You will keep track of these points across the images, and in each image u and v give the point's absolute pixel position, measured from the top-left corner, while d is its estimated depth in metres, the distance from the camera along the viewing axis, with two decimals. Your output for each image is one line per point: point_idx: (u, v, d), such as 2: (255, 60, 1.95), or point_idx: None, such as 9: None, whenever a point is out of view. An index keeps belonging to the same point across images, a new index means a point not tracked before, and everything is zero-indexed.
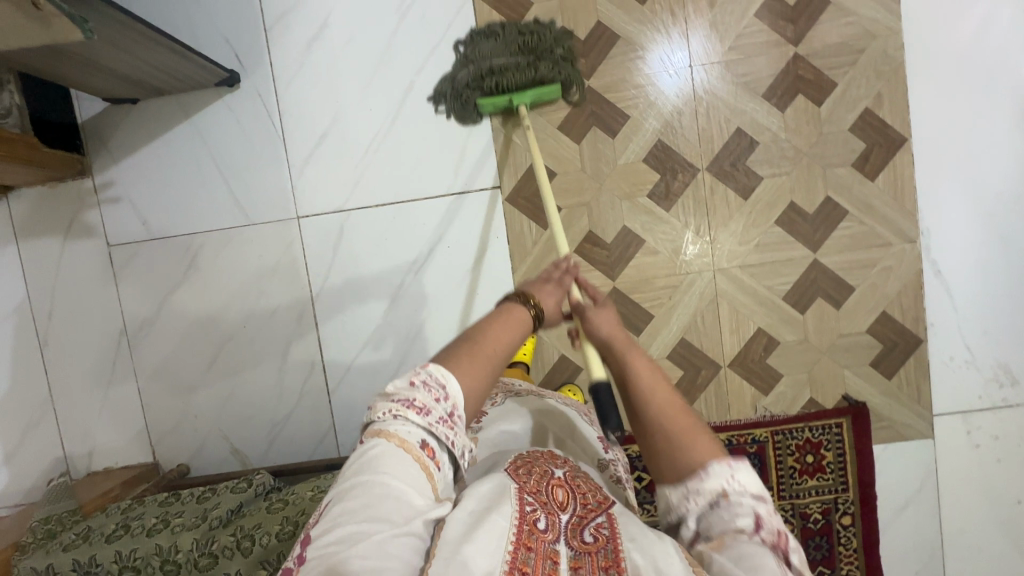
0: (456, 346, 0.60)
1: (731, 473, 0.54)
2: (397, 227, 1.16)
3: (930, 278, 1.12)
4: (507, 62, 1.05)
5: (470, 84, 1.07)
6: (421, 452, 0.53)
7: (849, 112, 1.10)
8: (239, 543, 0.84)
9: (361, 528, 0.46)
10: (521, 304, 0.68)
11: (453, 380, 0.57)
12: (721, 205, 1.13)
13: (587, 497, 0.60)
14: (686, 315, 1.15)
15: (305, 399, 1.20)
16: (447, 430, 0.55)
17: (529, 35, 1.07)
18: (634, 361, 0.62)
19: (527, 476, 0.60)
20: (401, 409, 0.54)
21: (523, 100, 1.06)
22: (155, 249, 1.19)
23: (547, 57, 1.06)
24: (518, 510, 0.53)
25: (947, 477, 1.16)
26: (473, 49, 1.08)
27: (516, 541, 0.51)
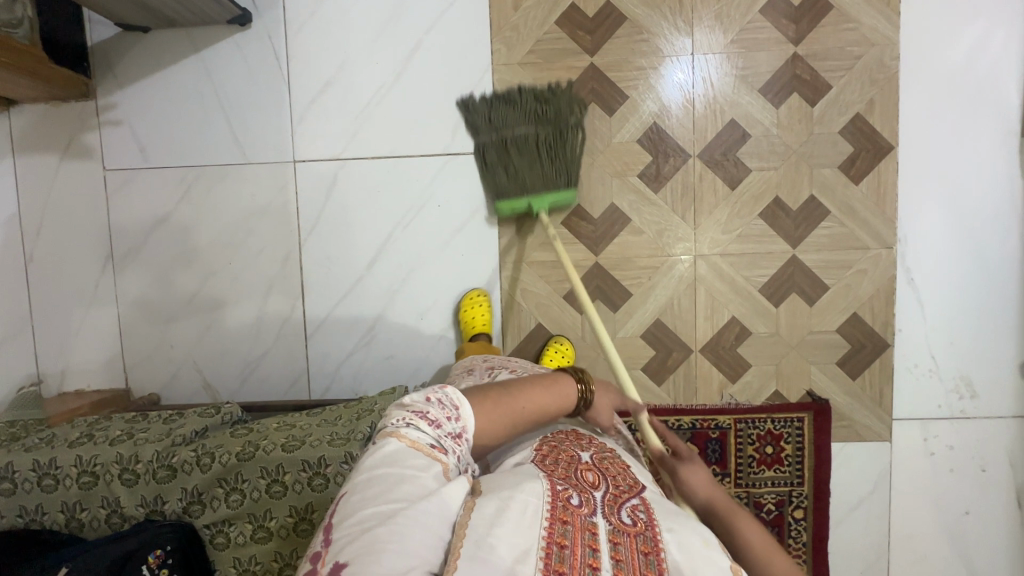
0: (487, 389, 0.71)
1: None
2: (391, 181, 1.18)
3: (902, 285, 1.15)
4: (526, 136, 1.12)
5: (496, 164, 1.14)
6: (432, 451, 0.59)
7: (840, 115, 1.13)
8: (199, 459, 0.85)
9: (381, 510, 0.49)
10: (570, 378, 0.79)
11: (466, 405, 0.67)
12: (708, 193, 1.15)
13: (618, 481, 0.66)
14: (663, 297, 1.17)
15: (281, 341, 1.22)
16: (453, 443, 0.62)
17: (547, 106, 1.12)
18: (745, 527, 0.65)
19: (558, 464, 0.66)
20: (413, 417, 0.61)
21: (542, 205, 1.11)
22: (150, 177, 1.20)
23: (561, 131, 1.12)
24: (551, 489, 0.58)
25: (900, 482, 1.18)
26: (495, 117, 1.13)
27: (551, 516, 0.55)
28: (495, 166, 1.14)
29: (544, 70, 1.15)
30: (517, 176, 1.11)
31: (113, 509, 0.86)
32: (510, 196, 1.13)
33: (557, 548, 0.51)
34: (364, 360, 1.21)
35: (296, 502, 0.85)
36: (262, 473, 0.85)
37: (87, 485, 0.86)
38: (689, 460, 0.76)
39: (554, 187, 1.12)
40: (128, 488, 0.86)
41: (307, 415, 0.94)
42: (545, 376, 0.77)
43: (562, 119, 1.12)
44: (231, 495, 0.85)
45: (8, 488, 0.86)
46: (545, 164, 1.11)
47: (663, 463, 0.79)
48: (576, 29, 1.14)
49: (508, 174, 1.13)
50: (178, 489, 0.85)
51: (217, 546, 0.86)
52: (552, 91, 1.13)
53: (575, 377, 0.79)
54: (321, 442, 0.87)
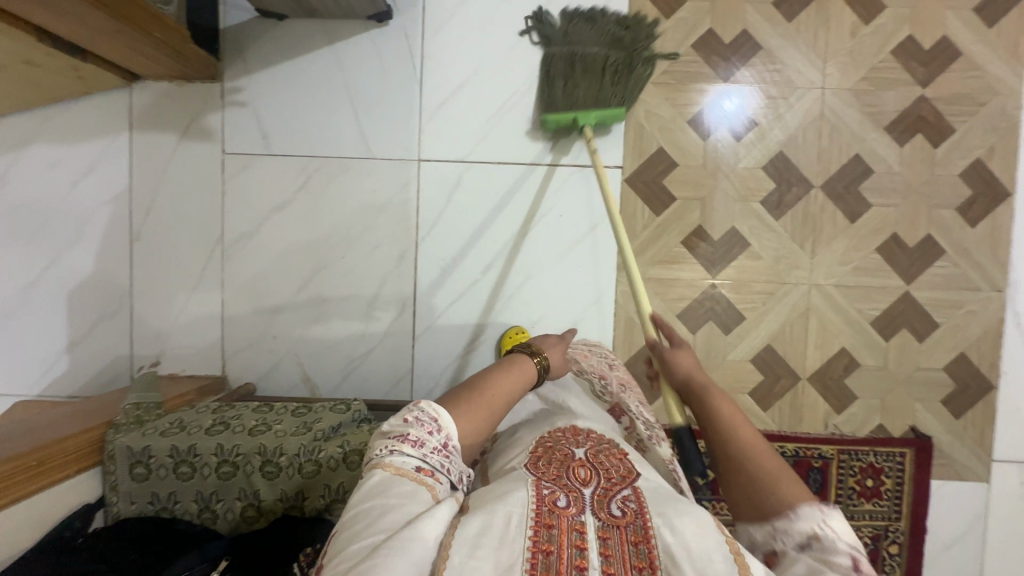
0: (458, 393, 0.73)
1: (823, 518, 0.58)
2: (515, 186, 1.18)
3: (1010, 329, 1.17)
4: (595, 57, 1.09)
5: (556, 66, 1.11)
6: (417, 474, 0.60)
7: (961, 159, 1.16)
8: (346, 456, 0.83)
9: (366, 545, 0.51)
10: (527, 359, 0.84)
11: (446, 415, 0.68)
12: (828, 224, 1.17)
13: (610, 473, 0.69)
14: (776, 324, 1.18)
15: (387, 339, 1.20)
16: (440, 459, 0.63)
17: (626, 33, 1.09)
18: (719, 398, 0.76)
19: (549, 466, 0.69)
20: (396, 443, 0.62)
21: (589, 120, 1.10)
22: (270, 164, 1.19)
23: (630, 68, 1.10)
24: (535, 495, 0.60)
25: (996, 523, 1.19)
26: (572, 31, 1.10)
27: (536, 522, 0.57)
28: (553, 80, 1.12)
29: (676, 91, 1.16)
30: (575, 92, 1.10)
31: (250, 501, 0.83)
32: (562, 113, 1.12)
33: (544, 554, 0.53)
34: (470, 365, 1.20)
35: None
36: None
37: (226, 475, 0.83)
38: (677, 347, 0.86)
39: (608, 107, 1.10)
40: (268, 481, 0.83)
41: None
42: (508, 365, 0.81)
43: (635, 50, 1.10)
44: None
45: (142, 473, 0.83)
46: (606, 93, 1.09)
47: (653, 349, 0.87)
48: (711, 54, 1.16)
49: (565, 86, 1.11)
50: (321, 486, 0.83)
51: None
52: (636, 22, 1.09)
53: (530, 356, 0.85)
54: None
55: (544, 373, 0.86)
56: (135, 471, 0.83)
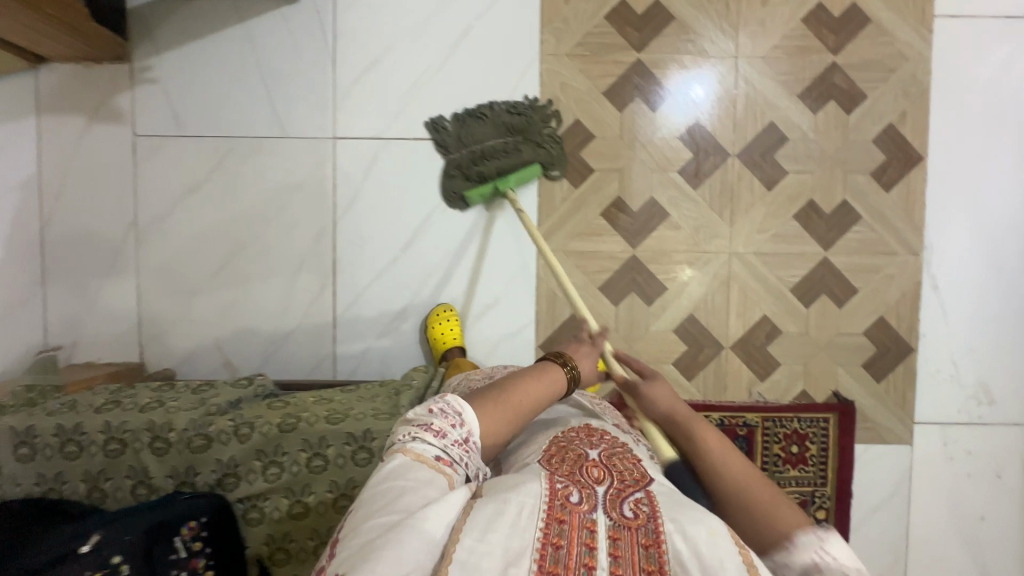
0: (486, 392, 0.67)
1: (821, 544, 0.53)
2: (432, 162, 1.17)
3: (927, 292, 1.18)
4: (494, 146, 1.13)
5: (462, 163, 1.14)
6: (437, 462, 0.57)
7: (874, 124, 1.17)
8: (237, 429, 0.82)
9: (378, 528, 0.49)
10: (559, 365, 0.76)
11: (469, 410, 0.64)
12: (745, 192, 1.17)
13: (625, 474, 0.62)
14: (697, 293, 1.18)
15: (308, 320, 1.19)
16: (461, 451, 0.60)
17: (520, 118, 1.14)
18: (705, 435, 0.68)
19: (562, 460, 0.63)
20: (418, 431, 0.59)
21: (508, 185, 1.12)
22: (183, 146, 1.17)
23: (534, 143, 1.13)
24: (549, 488, 0.56)
25: (919, 485, 1.20)
26: (465, 133, 1.14)
27: (547, 515, 0.53)
28: (462, 177, 1.14)
29: (591, 62, 1.16)
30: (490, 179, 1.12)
31: (139, 480, 0.81)
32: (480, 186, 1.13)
33: (552, 549, 0.50)
34: (393, 344, 1.19)
35: (337, 477, 0.81)
36: (303, 446, 0.81)
37: (114, 453, 0.81)
38: (653, 380, 0.81)
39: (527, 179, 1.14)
40: (157, 458, 0.81)
41: (345, 393, 0.91)
42: (541, 371, 0.74)
43: (531, 129, 1.14)
44: (269, 468, 0.81)
45: (27, 454, 0.81)
46: (518, 171, 1.12)
47: (627, 387, 0.82)
48: (624, 26, 1.16)
49: (475, 175, 1.12)
50: (211, 460, 0.81)
51: (249, 522, 0.82)
52: (527, 106, 1.14)
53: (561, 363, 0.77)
54: (365, 416, 0.83)
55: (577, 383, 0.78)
56: (19, 451, 0.81)
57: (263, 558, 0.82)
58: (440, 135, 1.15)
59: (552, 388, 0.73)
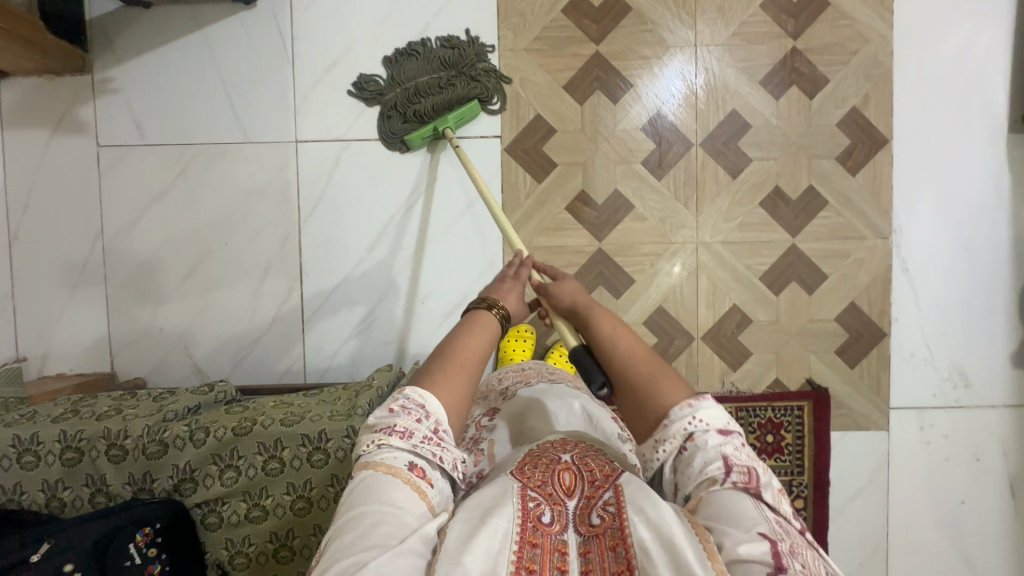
0: (432, 363, 0.60)
1: (693, 415, 0.56)
2: (396, 162, 1.17)
3: (898, 275, 1.17)
4: (426, 83, 1.13)
5: (397, 103, 1.13)
6: (410, 474, 0.52)
7: (837, 108, 1.16)
8: (192, 434, 0.81)
9: (350, 564, 0.43)
10: (489, 313, 0.67)
11: (431, 396, 0.57)
12: (710, 182, 1.17)
13: (595, 472, 0.58)
14: (666, 285, 1.18)
15: (277, 323, 1.19)
16: (433, 450, 0.55)
17: (452, 53, 1.13)
18: (599, 318, 0.67)
19: (534, 469, 0.59)
20: (382, 437, 0.54)
21: (446, 124, 1.11)
22: (146, 155, 1.17)
23: (467, 76, 1.13)
24: (521, 507, 0.51)
25: (897, 471, 1.19)
26: (397, 71, 1.13)
27: (520, 538, 0.48)
28: (396, 114, 1.13)
29: (549, 57, 1.15)
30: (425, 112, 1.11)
31: (97, 488, 0.81)
32: (419, 127, 1.13)
33: (526, 574, 0.45)
34: (362, 345, 1.19)
35: (294, 479, 0.81)
36: (259, 449, 0.81)
37: (71, 462, 0.81)
38: (561, 279, 0.77)
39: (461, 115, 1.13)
40: (114, 465, 0.81)
41: (305, 395, 0.91)
42: (470, 323, 0.65)
43: (464, 62, 1.13)
44: (225, 472, 0.81)
45: None
46: (454, 104, 1.12)
47: (539, 289, 0.78)
48: (581, 19, 1.15)
49: (413, 114, 1.12)
50: (167, 466, 0.81)
51: (208, 527, 0.81)
52: (458, 41, 1.13)
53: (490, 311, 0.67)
54: (321, 417, 0.83)
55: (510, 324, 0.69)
56: None
57: (223, 562, 0.82)
58: (369, 80, 1.14)
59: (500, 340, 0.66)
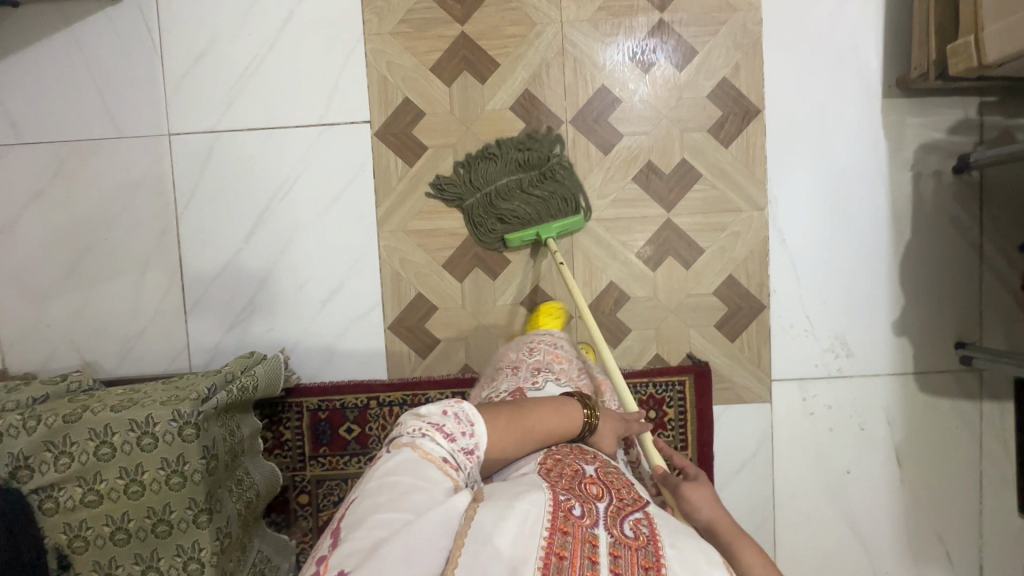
0: (499, 407, 0.69)
1: None
2: (269, 150, 1.17)
3: (775, 246, 1.16)
4: (512, 188, 1.13)
5: (481, 207, 1.14)
6: (445, 465, 0.57)
7: (707, 80, 1.14)
8: (24, 422, 0.83)
9: (390, 520, 0.48)
10: (578, 400, 0.76)
11: (480, 423, 0.64)
12: (582, 159, 1.16)
13: (622, 495, 0.61)
14: (542, 264, 1.18)
15: (161, 315, 1.20)
16: (465, 459, 0.60)
17: (531, 156, 1.14)
18: (746, 557, 0.56)
19: (560, 476, 0.61)
20: (429, 429, 0.59)
21: (549, 233, 1.12)
22: (23, 152, 1.18)
23: (545, 174, 1.13)
24: (552, 498, 0.54)
25: (783, 443, 1.18)
26: (477, 174, 1.15)
27: (551, 526, 0.50)
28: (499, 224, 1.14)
29: (416, 39, 1.15)
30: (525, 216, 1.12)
31: None
32: (521, 229, 1.13)
33: (556, 560, 0.46)
34: (246, 334, 1.20)
35: (126, 463, 0.82)
36: (91, 435, 0.82)
37: None
38: (693, 480, 0.69)
39: (565, 213, 1.13)
40: None
41: (153, 382, 0.93)
42: (560, 400, 0.75)
43: (543, 160, 1.14)
44: (60, 459, 0.82)
45: None
46: (555, 203, 1.12)
47: (667, 484, 0.71)
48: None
49: (510, 215, 1.13)
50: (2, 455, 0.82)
51: (46, 512, 0.83)
52: (532, 138, 1.15)
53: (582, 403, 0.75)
54: (152, 402, 0.84)
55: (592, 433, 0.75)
56: None
57: (63, 546, 0.84)
58: (448, 187, 1.16)
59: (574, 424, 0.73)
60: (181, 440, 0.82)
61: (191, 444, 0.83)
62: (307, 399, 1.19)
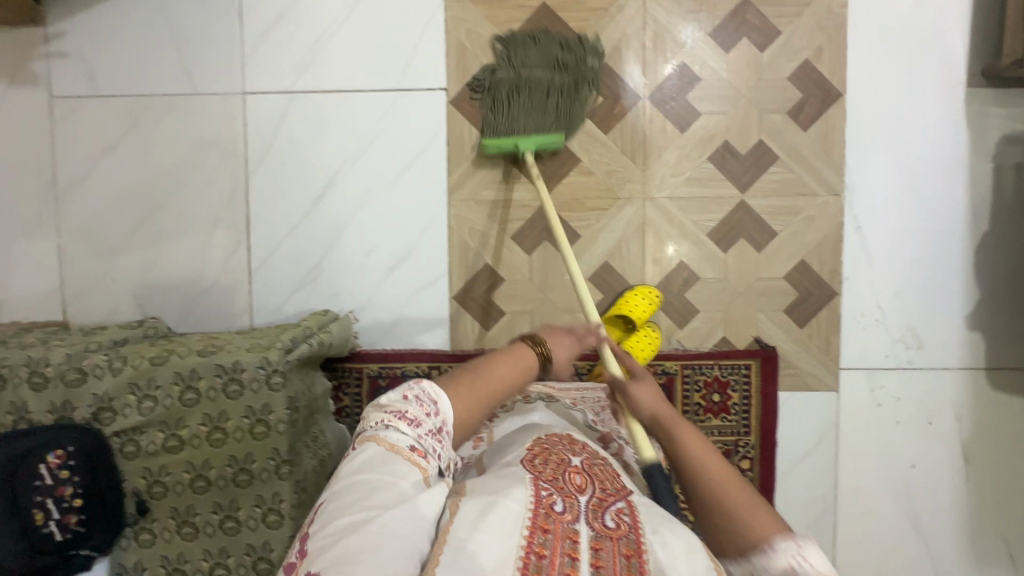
0: (458, 376, 0.78)
1: (795, 549, 0.60)
2: (343, 115, 1.17)
3: (850, 233, 1.15)
4: (541, 82, 1.12)
5: (501, 87, 1.13)
6: (411, 453, 0.66)
7: (789, 61, 1.13)
8: (111, 362, 0.82)
9: (357, 515, 0.56)
10: (527, 347, 0.87)
11: (444, 398, 0.73)
12: (657, 136, 1.15)
13: (604, 485, 0.70)
14: (612, 240, 1.16)
15: (226, 276, 1.19)
16: (432, 441, 0.69)
17: (570, 57, 1.13)
18: (685, 439, 0.74)
19: (546, 464, 0.70)
20: (393, 419, 0.68)
21: (528, 146, 1.10)
22: (98, 106, 1.18)
23: (571, 90, 1.13)
24: (535, 496, 0.63)
25: (848, 434, 1.17)
26: (515, 56, 1.13)
27: (532, 525, 0.60)
28: (501, 100, 1.13)
29: (496, 9, 1.14)
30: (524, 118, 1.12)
31: (20, 415, 0.82)
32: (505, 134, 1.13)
33: (535, 557, 0.56)
34: (309, 297, 1.19)
35: (210, 410, 0.82)
36: (176, 379, 0.82)
37: None
38: (639, 383, 0.87)
39: (546, 131, 1.13)
40: (36, 393, 0.82)
41: (232, 332, 0.92)
42: (510, 352, 0.85)
43: (581, 73, 1.13)
44: (144, 402, 0.82)
45: None
46: (545, 116, 1.13)
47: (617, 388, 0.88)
48: None
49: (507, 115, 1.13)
50: (87, 395, 0.81)
51: (126, 456, 0.82)
52: (579, 44, 1.13)
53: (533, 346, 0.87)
54: (238, 349, 0.84)
55: (547, 363, 0.88)
56: None
57: (141, 491, 0.83)
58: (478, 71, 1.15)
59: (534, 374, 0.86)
60: (269, 388, 0.82)
61: (278, 392, 0.82)
62: (368, 366, 1.18)
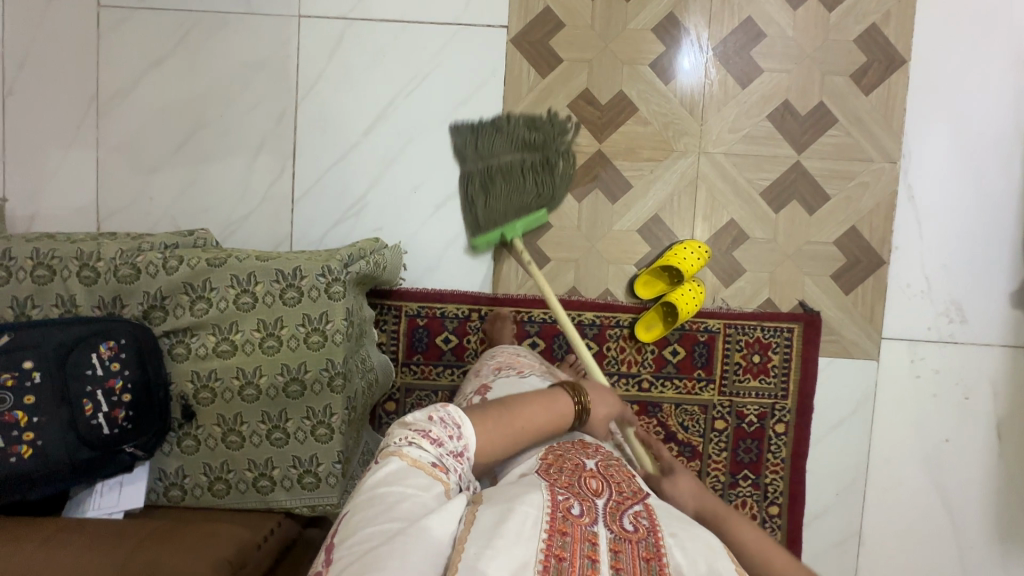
0: (487, 408, 0.66)
1: None
2: (400, 46, 1.14)
3: (903, 203, 1.14)
4: (512, 165, 1.08)
5: (474, 179, 1.10)
6: (434, 469, 0.54)
7: (857, 23, 1.12)
8: (165, 261, 0.80)
9: (379, 530, 0.47)
10: (566, 395, 0.73)
11: (469, 424, 0.62)
12: (717, 92, 1.14)
13: (621, 488, 0.63)
14: (663, 194, 1.15)
15: (268, 202, 1.17)
16: (455, 463, 0.57)
17: (537, 133, 1.10)
18: (737, 526, 0.67)
19: (560, 471, 0.63)
20: (414, 435, 0.56)
21: (514, 231, 1.09)
22: (148, 19, 1.15)
23: (549, 162, 1.10)
24: (551, 500, 0.54)
25: (885, 404, 1.16)
26: (482, 145, 1.09)
27: (550, 527, 0.51)
28: (474, 194, 1.10)
29: None
30: (502, 205, 1.08)
31: (66, 309, 0.79)
32: (485, 230, 1.10)
33: (555, 561, 0.47)
34: (351, 231, 1.17)
35: (266, 316, 0.80)
36: (232, 283, 0.80)
37: (42, 279, 0.79)
38: (670, 470, 0.79)
39: (527, 209, 1.09)
40: (86, 287, 0.79)
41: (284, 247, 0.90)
42: (548, 395, 0.72)
43: (550, 148, 1.11)
44: (197, 304, 0.80)
45: None
46: (525, 194, 1.08)
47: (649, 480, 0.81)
48: None
49: (484, 208, 1.09)
50: (140, 293, 0.80)
51: (176, 358, 0.80)
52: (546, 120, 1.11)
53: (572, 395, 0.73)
54: (298, 257, 0.83)
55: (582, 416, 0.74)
56: None
57: (187, 396, 0.81)
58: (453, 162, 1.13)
59: (563, 416, 0.71)
60: (327, 297, 0.81)
61: (337, 302, 0.81)
62: (408, 304, 1.16)
